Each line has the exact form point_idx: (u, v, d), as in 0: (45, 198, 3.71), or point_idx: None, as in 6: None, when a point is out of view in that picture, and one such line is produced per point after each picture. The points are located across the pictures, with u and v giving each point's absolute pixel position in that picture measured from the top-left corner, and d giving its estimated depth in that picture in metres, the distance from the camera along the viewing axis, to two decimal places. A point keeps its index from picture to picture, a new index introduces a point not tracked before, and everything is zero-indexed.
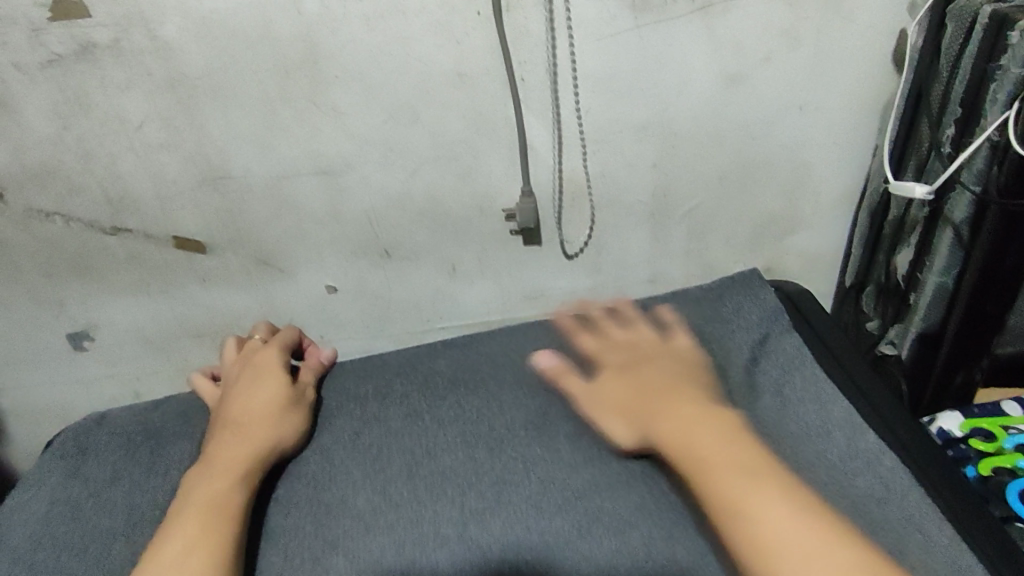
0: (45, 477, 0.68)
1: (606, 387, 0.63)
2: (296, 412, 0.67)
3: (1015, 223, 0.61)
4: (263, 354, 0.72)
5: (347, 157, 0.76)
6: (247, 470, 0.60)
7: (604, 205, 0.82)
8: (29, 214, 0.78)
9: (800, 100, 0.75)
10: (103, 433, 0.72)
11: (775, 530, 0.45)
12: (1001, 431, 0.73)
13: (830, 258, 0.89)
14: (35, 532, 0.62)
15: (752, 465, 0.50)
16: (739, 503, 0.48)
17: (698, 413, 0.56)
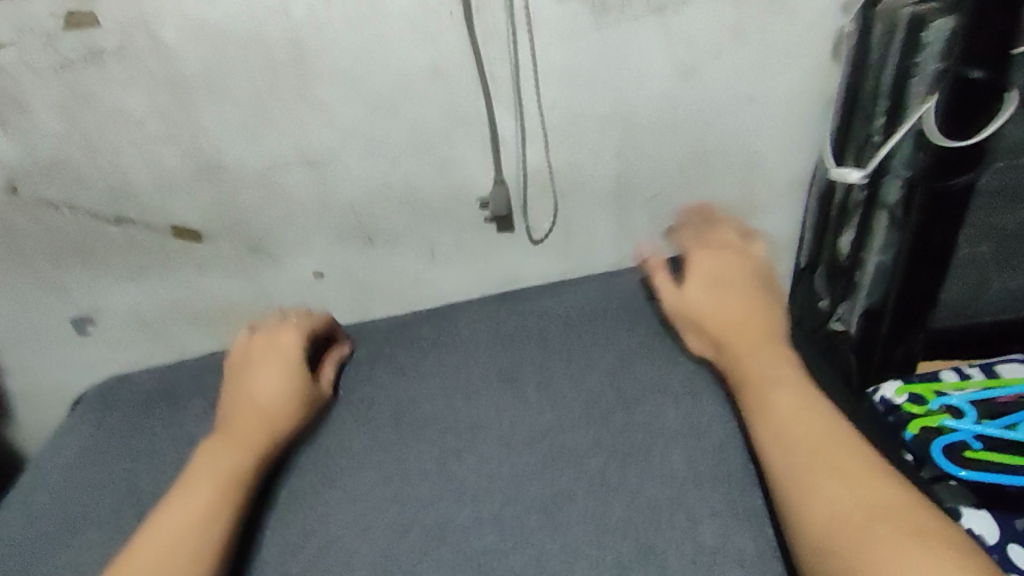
0: (76, 429, 0.72)
1: (693, 296, 0.71)
2: (294, 406, 0.68)
3: (939, 202, 0.66)
4: (278, 341, 0.72)
5: (333, 149, 0.82)
6: (243, 466, 0.62)
7: (572, 193, 0.88)
8: (38, 205, 0.83)
9: (751, 93, 0.81)
10: (128, 388, 0.75)
11: (795, 435, 0.56)
12: (932, 393, 0.74)
13: (785, 242, 0.95)
14: (65, 481, 0.67)
15: (793, 380, 0.61)
16: (774, 414, 0.59)
17: (761, 333, 0.66)
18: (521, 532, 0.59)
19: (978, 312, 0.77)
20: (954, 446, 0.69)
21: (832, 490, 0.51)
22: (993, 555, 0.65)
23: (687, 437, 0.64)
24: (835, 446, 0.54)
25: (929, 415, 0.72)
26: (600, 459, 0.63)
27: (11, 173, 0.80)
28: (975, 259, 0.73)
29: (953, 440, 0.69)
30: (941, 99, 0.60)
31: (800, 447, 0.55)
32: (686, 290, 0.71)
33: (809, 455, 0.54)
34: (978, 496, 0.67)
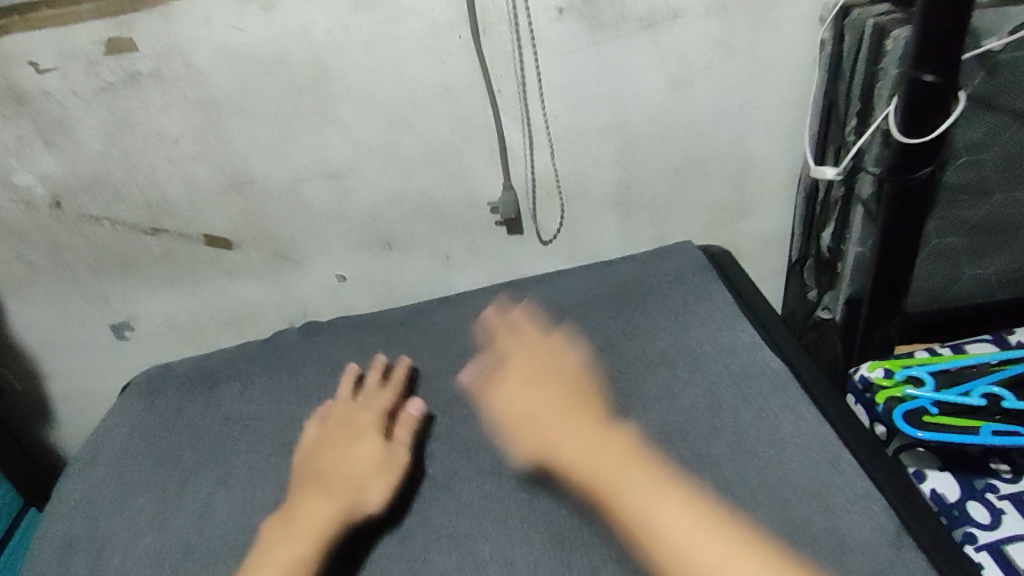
0: (126, 411, 0.77)
1: (512, 399, 0.63)
2: (381, 461, 0.63)
3: (905, 195, 0.71)
4: (363, 415, 0.68)
5: (352, 161, 0.89)
6: (311, 551, 0.57)
7: (574, 197, 0.94)
8: (81, 218, 0.91)
9: (740, 100, 0.87)
10: (171, 374, 0.80)
11: (687, 544, 0.48)
12: (897, 365, 0.72)
13: (779, 239, 1.00)
14: (116, 454, 0.72)
15: (651, 468, 0.53)
16: (657, 529, 0.49)
17: (588, 425, 0.57)
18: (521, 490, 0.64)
19: (950, 302, 0.81)
20: (915, 412, 0.66)
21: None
22: (955, 512, 0.64)
23: (661, 401, 0.67)
24: (711, 538, 0.48)
25: (899, 388, 0.69)
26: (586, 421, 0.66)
27: (58, 189, 0.88)
28: (945, 250, 0.78)
29: (914, 406, 0.67)
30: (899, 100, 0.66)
31: (688, 545, 0.48)
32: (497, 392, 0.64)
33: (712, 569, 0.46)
34: (940, 459, 0.67)
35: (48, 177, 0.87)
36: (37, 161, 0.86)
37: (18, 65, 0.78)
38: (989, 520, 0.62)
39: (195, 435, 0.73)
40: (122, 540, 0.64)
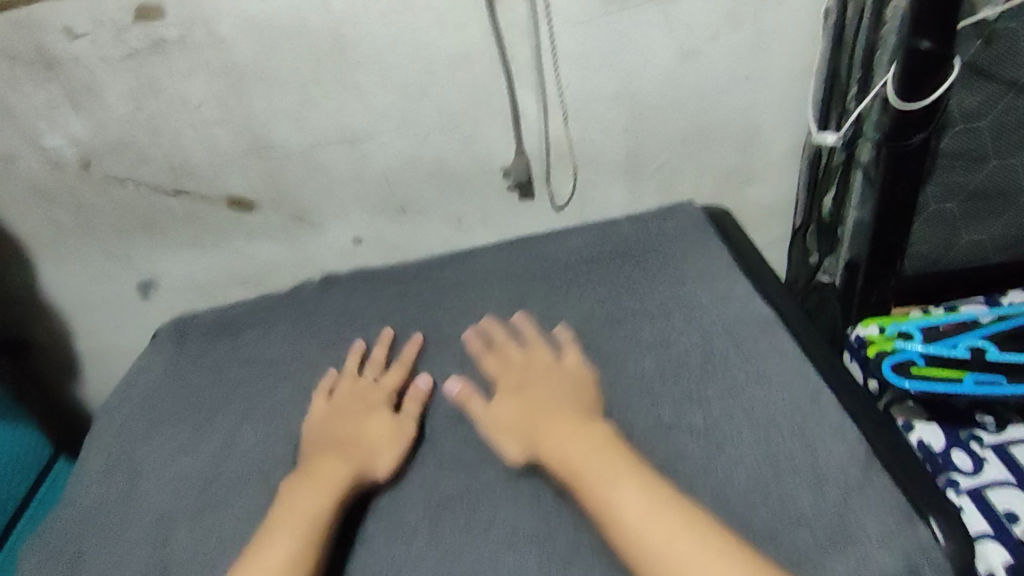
0: (157, 354, 0.80)
1: (502, 412, 0.63)
2: (391, 433, 0.63)
3: (902, 159, 0.73)
4: (372, 393, 0.67)
5: (368, 127, 0.92)
6: (326, 507, 0.57)
7: (584, 164, 0.96)
8: (107, 179, 0.95)
9: (747, 69, 0.89)
10: (199, 322, 0.82)
11: (645, 535, 0.50)
12: (889, 321, 0.75)
13: (784, 204, 1.02)
14: (148, 394, 0.75)
15: (628, 467, 0.55)
16: (615, 519, 0.52)
17: (575, 432, 0.58)
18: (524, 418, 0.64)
19: (944, 266, 0.85)
20: (904, 364, 0.71)
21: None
22: (939, 459, 0.70)
23: (657, 347, 0.66)
24: (679, 536, 0.50)
25: (889, 341, 0.73)
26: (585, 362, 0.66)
27: (85, 152, 0.92)
28: (942, 215, 0.81)
29: (903, 358, 0.71)
30: (897, 67, 0.67)
31: (639, 535, 0.50)
32: (489, 407, 0.64)
33: (659, 556, 0.49)
34: (929, 411, 0.72)
35: (77, 140, 0.91)
36: (66, 124, 0.89)
37: (48, 32, 0.82)
38: (971, 466, 0.68)
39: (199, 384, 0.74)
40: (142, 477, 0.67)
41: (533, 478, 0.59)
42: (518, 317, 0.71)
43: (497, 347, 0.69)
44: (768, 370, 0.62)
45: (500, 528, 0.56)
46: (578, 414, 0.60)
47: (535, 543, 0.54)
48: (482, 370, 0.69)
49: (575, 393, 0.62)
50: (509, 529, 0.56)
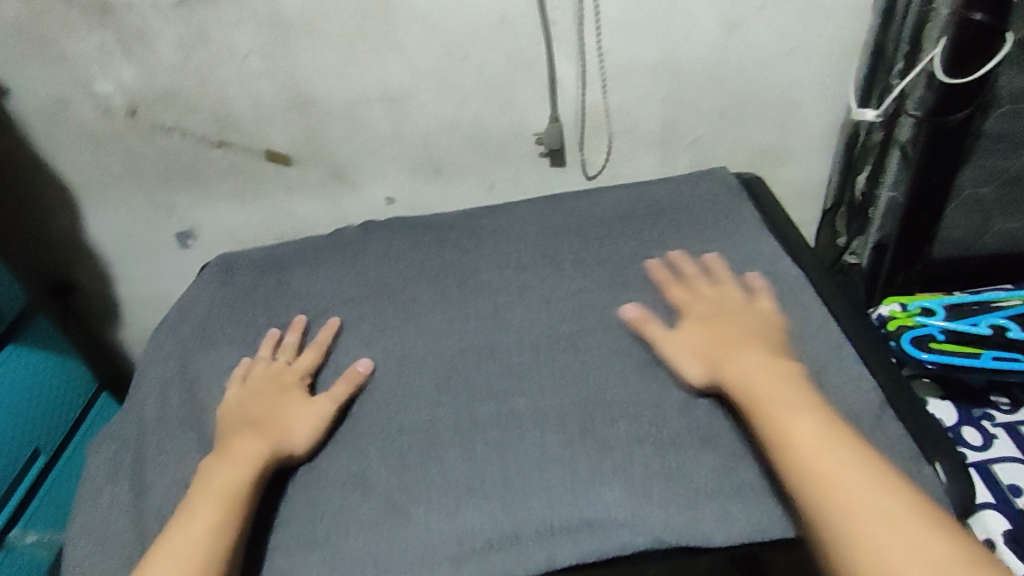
0: (206, 282, 0.73)
1: (686, 337, 0.55)
2: (315, 410, 0.54)
3: (941, 137, 0.72)
4: (286, 375, 0.58)
5: (408, 86, 0.89)
6: (241, 483, 0.49)
7: (620, 134, 0.94)
8: (153, 127, 0.93)
9: (789, 46, 0.85)
10: (248, 255, 0.75)
11: (817, 463, 0.44)
12: (909, 299, 0.78)
13: (816, 186, 0.99)
14: (197, 320, 0.69)
15: (807, 402, 0.48)
16: (786, 441, 0.46)
17: (761, 360, 0.51)
18: (552, 352, 0.57)
19: (973, 252, 0.85)
20: (922, 337, 0.73)
21: (871, 519, 0.40)
22: (949, 434, 0.72)
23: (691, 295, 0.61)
24: (858, 472, 0.43)
25: (910, 317, 0.76)
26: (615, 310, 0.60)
27: (134, 99, 0.90)
28: (977, 200, 0.80)
29: (921, 333, 0.74)
30: (947, 43, 0.66)
31: (809, 456, 0.44)
32: (672, 332, 0.55)
33: (827, 479, 0.43)
34: (944, 389, 0.75)
35: (125, 87, 0.89)
36: (117, 71, 0.88)
37: None
38: (982, 442, 0.70)
39: (217, 318, 0.68)
40: (154, 387, 0.64)
41: (559, 406, 0.53)
42: (710, 257, 0.63)
43: (685, 279, 0.61)
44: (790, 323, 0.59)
45: (527, 447, 0.50)
46: (765, 346, 0.53)
47: (560, 461, 0.49)
48: (551, 301, 0.62)
49: (764, 328, 0.55)
50: (537, 447, 0.50)
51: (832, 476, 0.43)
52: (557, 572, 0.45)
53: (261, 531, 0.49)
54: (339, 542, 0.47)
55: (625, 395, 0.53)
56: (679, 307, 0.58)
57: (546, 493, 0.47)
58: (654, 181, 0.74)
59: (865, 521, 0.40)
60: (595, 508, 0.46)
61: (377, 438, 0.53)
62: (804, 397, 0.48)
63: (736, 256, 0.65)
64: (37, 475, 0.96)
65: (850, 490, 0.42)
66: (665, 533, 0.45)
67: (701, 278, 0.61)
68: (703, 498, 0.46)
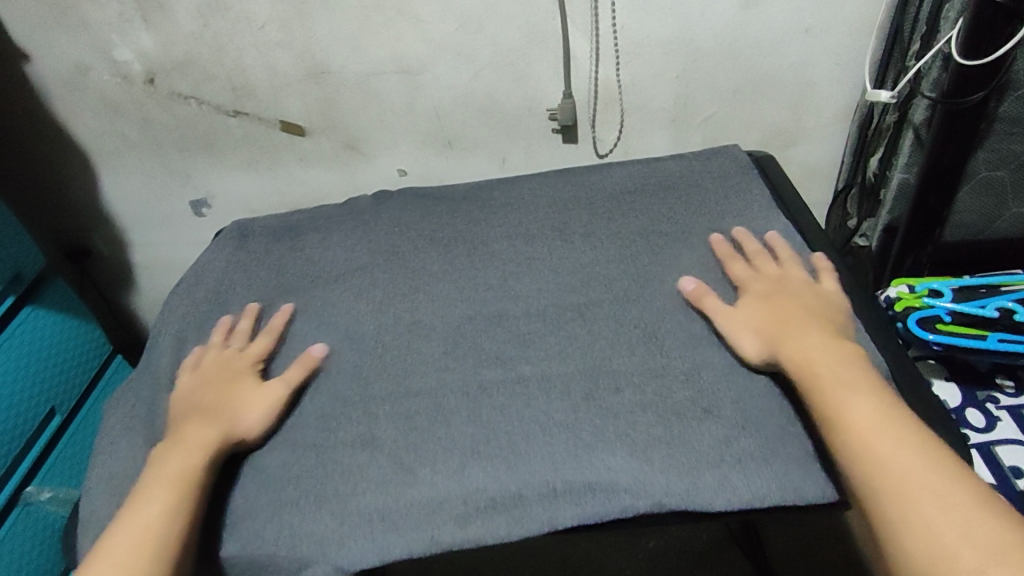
0: (221, 248, 0.74)
1: (745, 314, 0.54)
2: (268, 393, 0.55)
3: (956, 120, 0.72)
4: (239, 360, 0.59)
5: (424, 59, 0.90)
6: (194, 468, 0.49)
7: (633, 111, 0.94)
8: (171, 96, 0.94)
9: (806, 23, 0.84)
10: (262, 223, 0.77)
11: (875, 442, 0.44)
12: (918, 282, 0.78)
13: (827, 168, 0.99)
14: (213, 285, 0.70)
15: (868, 384, 0.47)
16: (840, 421, 0.46)
17: (821, 340, 0.51)
18: (559, 321, 0.58)
19: (986, 236, 0.84)
20: (929, 319, 0.74)
21: (919, 504, 0.40)
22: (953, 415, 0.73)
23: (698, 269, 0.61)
24: (916, 454, 0.43)
25: (917, 299, 0.76)
26: (623, 282, 0.60)
27: (151, 67, 0.91)
28: (991, 182, 0.79)
29: (928, 314, 0.74)
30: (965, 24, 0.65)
31: (862, 439, 0.44)
32: (731, 308, 0.55)
33: (880, 462, 0.43)
34: (949, 371, 0.76)
35: (143, 54, 0.90)
36: (136, 39, 0.88)
37: None
38: (985, 424, 0.71)
39: (232, 282, 0.70)
40: (168, 343, 0.65)
41: (565, 373, 0.54)
42: (772, 235, 0.62)
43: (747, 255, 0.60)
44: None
45: (532, 412, 0.51)
46: (825, 327, 0.52)
47: (564, 426, 0.50)
48: (560, 272, 0.63)
49: (823, 309, 0.54)
50: (543, 412, 0.51)
51: (884, 461, 0.43)
52: (559, 532, 0.47)
53: (271, 487, 0.51)
54: (347, 498, 0.49)
55: (630, 365, 0.54)
56: (740, 283, 0.58)
57: (549, 456, 0.49)
58: (664, 159, 0.74)
59: (913, 508, 0.40)
60: (598, 472, 0.47)
61: (387, 400, 0.54)
62: (864, 378, 0.48)
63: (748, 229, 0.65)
64: (54, 434, 0.98)
65: (902, 475, 0.42)
66: (664, 496, 0.46)
67: (764, 254, 0.60)
68: (704, 465, 0.47)
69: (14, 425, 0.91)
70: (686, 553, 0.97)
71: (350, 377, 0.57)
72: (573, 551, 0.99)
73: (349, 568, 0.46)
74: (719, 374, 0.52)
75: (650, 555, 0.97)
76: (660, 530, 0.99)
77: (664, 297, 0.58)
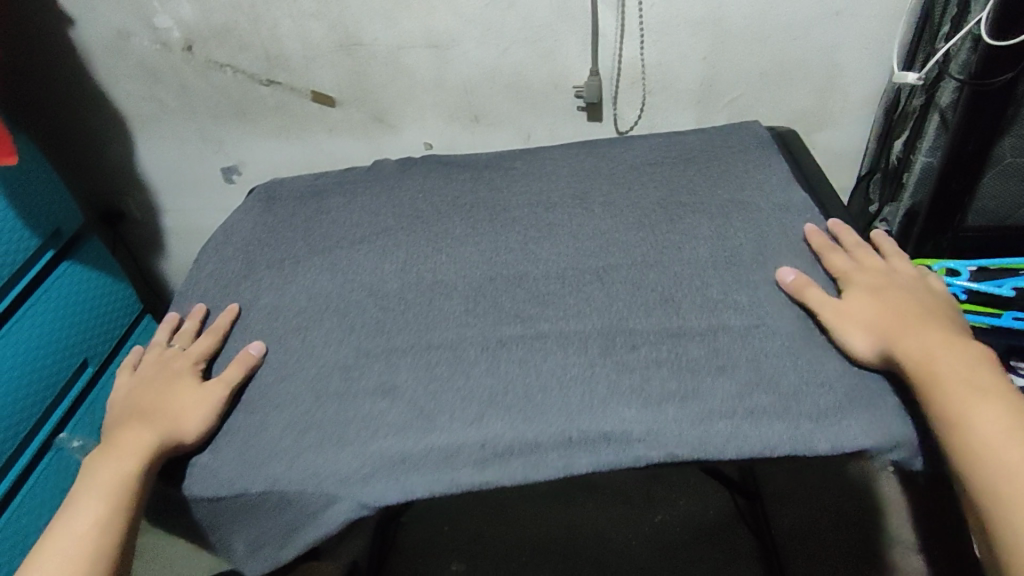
0: (249, 208, 0.77)
1: (852, 307, 0.53)
2: (204, 395, 0.55)
3: (982, 103, 0.72)
4: (179, 362, 0.59)
5: (454, 33, 0.91)
6: (123, 477, 0.50)
7: (657, 91, 0.94)
8: (208, 64, 0.97)
9: (836, 6, 0.84)
10: (289, 186, 0.79)
11: (1007, 447, 0.43)
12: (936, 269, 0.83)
13: (852, 154, 0.99)
14: (242, 242, 0.72)
15: (994, 386, 0.46)
16: (966, 422, 0.45)
17: (940, 339, 0.49)
18: (577, 283, 0.59)
19: (1009, 224, 0.84)
20: None
21: None
22: None
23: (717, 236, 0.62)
24: None
25: None
26: (641, 249, 0.62)
27: (190, 34, 0.93)
28: (1016, 168, 0.79)
29: None
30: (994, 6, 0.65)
31: (992, 447, 0.43)
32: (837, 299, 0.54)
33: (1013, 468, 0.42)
34: None
35: (183, 22, 0.92)
36: (176, 7, 0.91)
37: None
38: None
39: (260, 240, 0.72)
40: (197, 294, 0.67)
41: (582, 331, 0.55)
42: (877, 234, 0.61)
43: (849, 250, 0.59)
44: (818, 268, 0.58)
45: (550, 365, 0.53)
46: (942, 327, 0.51)
47: (580, 380, 0.52)
48: (579, 238, 0.64)
49: (935, 308, 0.53)
50: (559, 367, 0.53)
51: (1015, 468, 0.42)
52: (572, 478, 0.49)
53: (298, 426, 0.53)
54: (369, 440, 0.51)
55: (644, 326, 0.55)
56: (842, 274, 0.57)
57: (565, 408, 0.50)
58: (685, 135, 0.75)
59: None
60: (612, 424, 0.49)
61: (409, 352, 0.56)
62: (991, 381, 0.47)
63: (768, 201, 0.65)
64: (87, 384, 1.03)
65: None
66: (676, 447, 0.47)
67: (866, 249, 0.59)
68: (715, 419, 0.49)
69: (48, 376, 0.95)
70: (692, 529, 0.99)
71: (374, 329, 0.59)
72: (583, 522, 1.01)
73: (373, 504, 0.48)
74: (735, 335, 0.53)
75: (656, 529, 0.99)
76: (669, 505, 1.01)
77: (681, 263, 0.60)
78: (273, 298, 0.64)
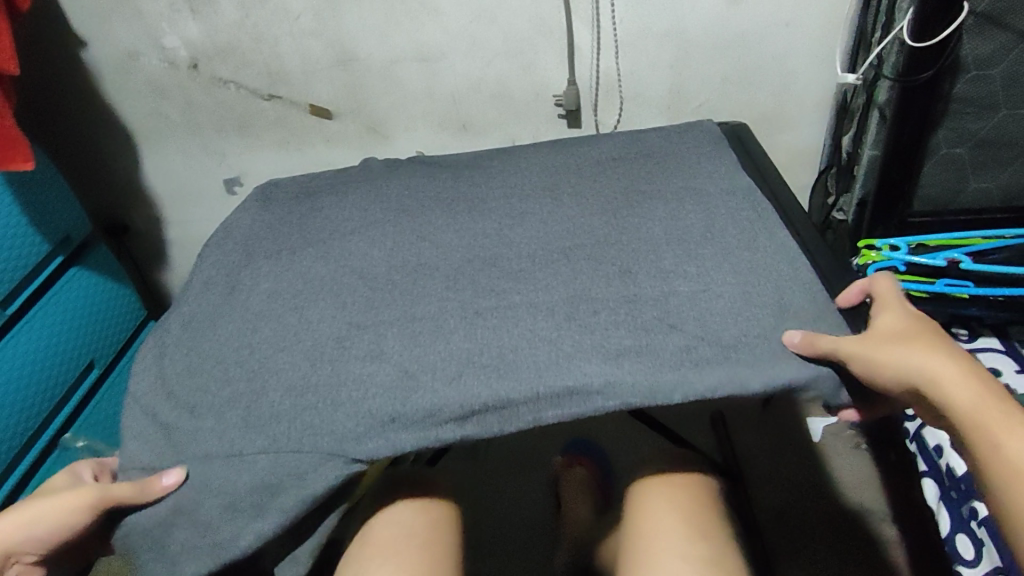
0: (247, 207, 0.83)
1: (876, 334, 0.55)
2: (87, 496, 0.57)
3: (910, 97, 0.79)
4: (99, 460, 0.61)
5: (442, 47, 0.98)
6: None
7: (630, 96, 1.01)
8: (213, 80, 1.04)
9: (786, 18, 0.91)
10: (286, 187, 0.86)
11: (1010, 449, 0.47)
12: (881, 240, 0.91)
13: (812, 153, 1.07)
14: (244, 234, 0.79)
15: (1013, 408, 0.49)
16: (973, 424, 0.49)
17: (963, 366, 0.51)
18: (546, 261, 0.66)
19: (954, 209, 0.90)
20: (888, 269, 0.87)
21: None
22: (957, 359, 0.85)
23: (673, 218, 0.69)
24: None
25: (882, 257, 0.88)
26: (605, 230, 0.68)
27: (196, 54, 1.01)
28: (952, 159, 0.86)
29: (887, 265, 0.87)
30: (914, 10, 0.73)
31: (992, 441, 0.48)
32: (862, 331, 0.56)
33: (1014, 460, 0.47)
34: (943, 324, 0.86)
35: (190, 41, 1.00)
36: (183, 26, 0.98)
37: None
38: (968, 338, 0.85)
39: (259, 233, 0.78)
40: (201, 281, 0.74)
41: (550, 301, 0.62)
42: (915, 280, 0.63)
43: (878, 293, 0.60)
44: (761, 241, 0.65)
45: (520, 330, 0.60)
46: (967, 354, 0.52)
47: (547, 340, 0.58)
48: (549, 224, 0.71)
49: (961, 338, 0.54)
50: (528, 332, 0.59)
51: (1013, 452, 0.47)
52: (539, 425, 0.55)
53: (295, 390, 0.59)
54: (360, 400, 0.57)
55: (605, 295, 0.62)
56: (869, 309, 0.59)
57: (533, 365, 0.57)
58: (648, 135, 0.82)
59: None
60: (575, 377, 0.55)
61: (395, 324, 0.63)
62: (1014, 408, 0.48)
63: (720, 186, 0.72)
64: (93, 384, 1.08)
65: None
66: (629, 393, 0.54)
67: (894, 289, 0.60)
68: (665, 370, 0.55)
69: (56, 375, 1.01)
70: None
71: (363, 306, 0.65)
72: None
73: (364, 455, 0.54)
74: (684, 299, 0.60)
75: None
76: None
77: (639, 241, 0.66)
78: (272, 282, 0.71)
